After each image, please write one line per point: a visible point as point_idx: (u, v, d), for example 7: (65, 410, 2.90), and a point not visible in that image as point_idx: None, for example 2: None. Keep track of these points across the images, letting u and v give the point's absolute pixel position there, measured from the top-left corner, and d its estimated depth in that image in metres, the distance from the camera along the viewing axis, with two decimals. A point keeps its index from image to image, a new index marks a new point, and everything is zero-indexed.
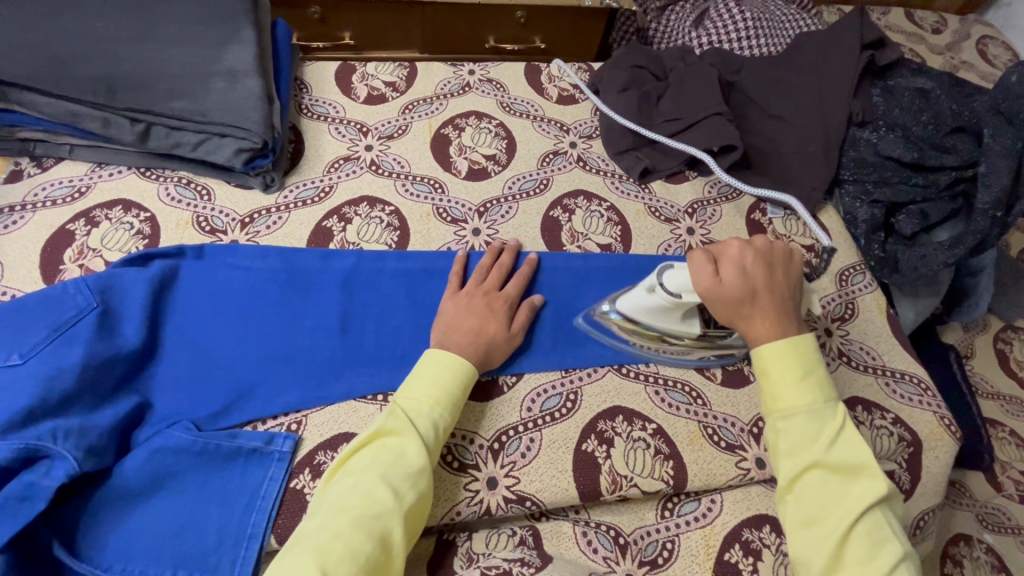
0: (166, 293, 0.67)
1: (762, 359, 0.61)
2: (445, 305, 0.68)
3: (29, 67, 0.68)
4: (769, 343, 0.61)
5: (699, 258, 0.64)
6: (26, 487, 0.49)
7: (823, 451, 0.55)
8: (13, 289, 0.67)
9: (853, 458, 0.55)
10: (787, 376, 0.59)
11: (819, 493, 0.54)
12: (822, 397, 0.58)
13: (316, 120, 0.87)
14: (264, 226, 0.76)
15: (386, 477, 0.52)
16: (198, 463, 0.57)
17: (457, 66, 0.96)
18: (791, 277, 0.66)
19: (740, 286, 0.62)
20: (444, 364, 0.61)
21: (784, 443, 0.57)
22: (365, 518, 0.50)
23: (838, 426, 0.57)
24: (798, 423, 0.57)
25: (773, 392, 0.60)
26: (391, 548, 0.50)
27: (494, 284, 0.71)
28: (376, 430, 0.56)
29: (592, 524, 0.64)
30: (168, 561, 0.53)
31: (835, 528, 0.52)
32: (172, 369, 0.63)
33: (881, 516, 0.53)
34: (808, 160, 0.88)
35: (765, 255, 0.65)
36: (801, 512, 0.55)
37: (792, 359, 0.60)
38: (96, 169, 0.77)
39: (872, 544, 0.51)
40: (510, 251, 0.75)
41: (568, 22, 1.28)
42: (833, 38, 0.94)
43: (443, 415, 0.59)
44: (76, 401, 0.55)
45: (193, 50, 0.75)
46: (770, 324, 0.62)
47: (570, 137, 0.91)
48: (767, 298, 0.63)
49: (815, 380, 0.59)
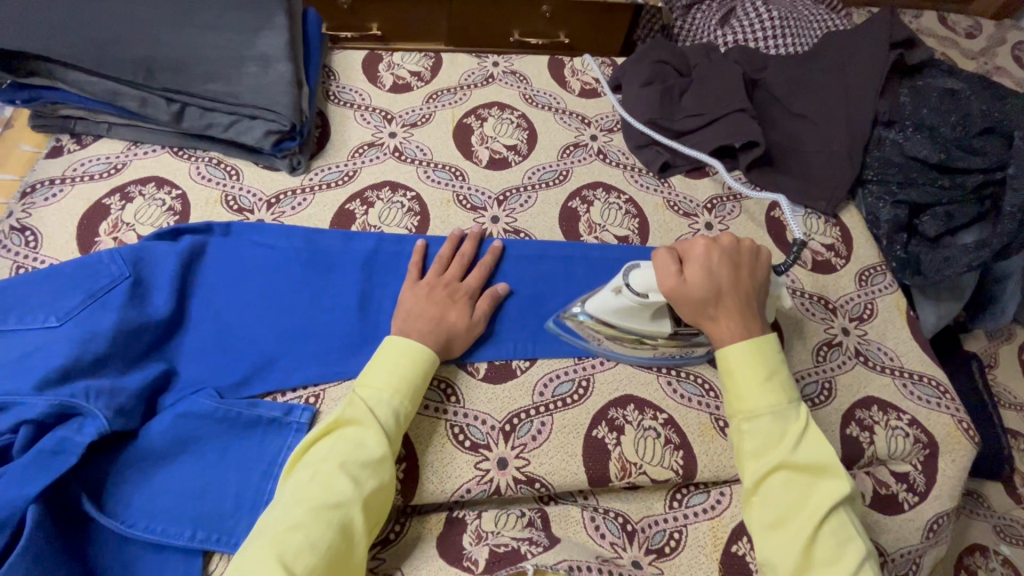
0: (194, 266, 0.69)
1: (728, 360, 0.60)
2: (404, 296, 0.68)
3: (72, 45, 0.71)
4: (734, 345, 0.60)
5: (663, 256, 0.62)
6: (59, 442, 0.52)
7: (788, 451, 0.55)
8: (52, 258, 0.70)
9: (817, 458, 0.55)
10: (753, 376, 0.59)
11: (785, 495, 0.54)
12: (786, 397, 0.58)
13: (342, 107, 0.89)
14: (290, 207, 0.78)
15: (344, 466, 0.53)
16: (219, 430, 0.59)
17: (481, 57, 0.97)
18: (759, 279, 0.64)
19: (706, 285, 0.60)
20: (398, 352, 0.61)
21: (750, 444, 0.57)
22: (323, 507, 0.50)
23: (802, 425, 0.57)
24: (763, 424, 0.56)
25: (738, 393, 0.59)
26: (353, 535, 0.51)
27: (452, 274, 0.70)
28: (333, 421, 0.56)
29: (601, 510, 0.64)
30: (187, 521, 0.55)
31: (801, 531, 0.52)
32: (198, 339, 0.65)
33: (844, 516, 0.53)
34: (832, 159, 0.87)
35: (731, 256, 0.63)
36: (768, 514, 0.54)
37: (757, 357, 0.59)
38: (132, 147, 0.80)
39: (837, 542, 0.51)
40: (472, 240, 0.75)
41: (592, 18, 1.28)
42: (862, 37, 0.93)
43: (403, 403, 0.59)
44: (107, 363, 0.58)
45: (228, 35, 0.78)
46: (736, 324, 0.61)
47: (591, 130, 0.92)
48: (731, 298, 0.61)
49: (777, 381, 0.59)
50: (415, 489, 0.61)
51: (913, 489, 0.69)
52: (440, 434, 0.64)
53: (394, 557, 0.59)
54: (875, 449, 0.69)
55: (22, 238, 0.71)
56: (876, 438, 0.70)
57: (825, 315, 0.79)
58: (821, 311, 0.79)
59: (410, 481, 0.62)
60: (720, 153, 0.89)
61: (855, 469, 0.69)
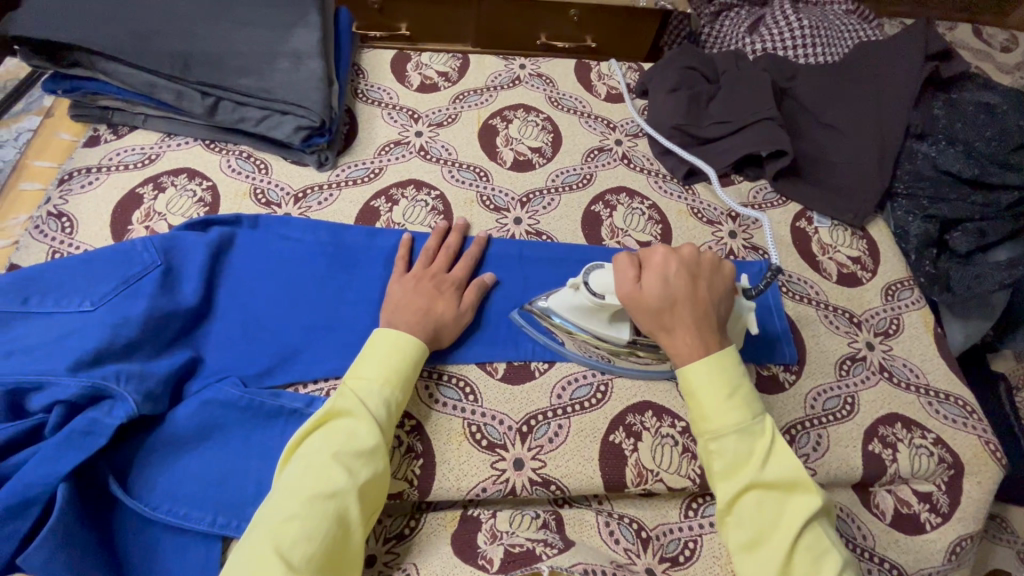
0: (222, 257, 0.70)
1: (687, 381, 0.58)
2: (391, 289, 0.68)
3: (112, 37, 0.73)
4: (692, 362, 0.59)
5: (623, 260, 0.62)
6: (90, 423, 0.53)
7: (757, 470, 0.54)
8: (87, 244, 0.72)
9: (786, 475, 0.54)
10: (713, 395, 0.57)
11: (757, 514, 0.53)
12: (749, 413, 0.56)
13: (370, 105, 0.90)
14: (316, 202, 0.79)
15: (337, 458, 0.53)
16: (242, 418, 0.60)
17: (508, 60, 0.98)
18: (718, 291, 0.62)
19: (661, 295, 0.59)
20: (396, 344, 0.61)
21: (718, 465, 0.56)
22: (317, 498, 0.50)
23: (767, 441, 0.55)
24: (728, 444, 0.55)
25: (701, 413, 0.57)
26: (349, 524, 0.51)
27: (440, 266, 0.71)
28: (325, 413, 0.55)
29: (615, 515, 0.64)
30: (209, 506, 0.56)
31: (778, 549, 0.51)
32: (224, 328, 0.66)
33: (820, 528, 0.53)
34: (861, 170, 0.86)
35: (689, 266, 0.62)
36: (742, 534, 0.53)
37: (714, 375, 0.57)
38: (165, 138, 0.81)
39: (814, 558, 0.51)
40: (457, 233, 0.76)
41: (620, 23, 1.28)
42: (896, 47, 0.91)
43: (394, 392, 0.59)
44: (136, 348, 0.59)
45: (263, 31, 0.79)
46: (691, 335, 0.59)
47: (616, 135, 0.91)
48: (687, 310, 0.60)
49: (741, 396, 0.57)
50: (431, 486, 0.62)
51: (936, 510, 0.67)
52: (457, 432, 0.65)
53: (409, 552, 0.59)
54: (898, 467, 0.68)
55: (59, 224, 0.73)
56: (899, 456, 0.68)
57: (849, 328, 0.77)
58: (845, 324, 0.78)
59: (426, 478, 0.62)
60: (746, 161, 0.88)
61: (875, 487, 0.68)
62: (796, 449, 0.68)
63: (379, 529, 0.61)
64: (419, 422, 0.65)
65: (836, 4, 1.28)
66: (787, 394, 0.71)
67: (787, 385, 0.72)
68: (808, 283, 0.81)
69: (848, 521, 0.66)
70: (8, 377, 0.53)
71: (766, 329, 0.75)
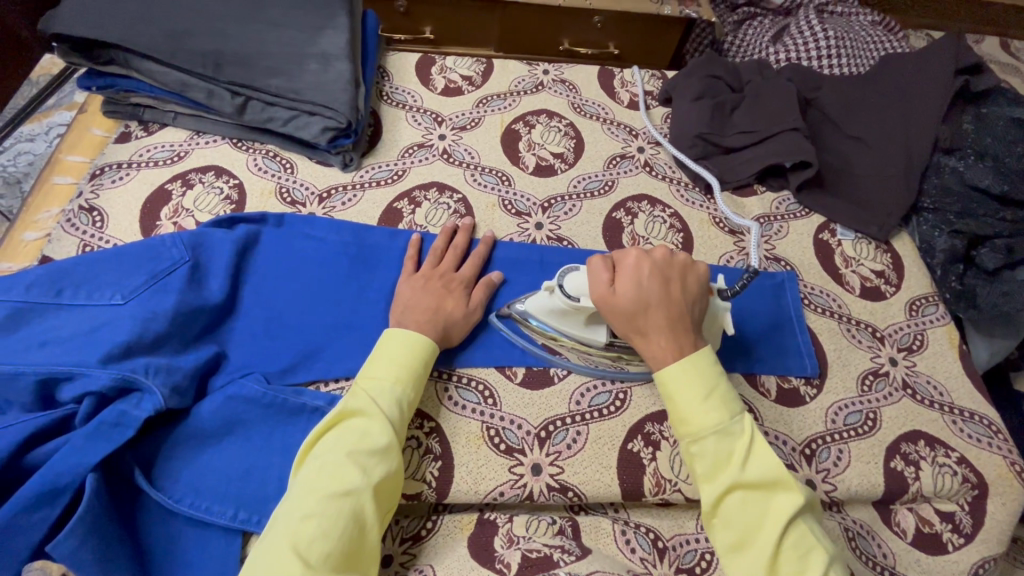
0: (248, 254, 0.71)
1: (665, 383, 0.58)
2: (401, 288, 0.69)
3: (147, 36, 0.74)
4: (669, 365, 0.59)
5: (597, 264, 0.62)
6: (120, 415, 0.54)
7: (737, 472, 0.53)
8: (116, 238, 0.74)
9: (767, 475, 0.53)
10: (690, 396, 0.57)
11: (742, 515, 0.53)
12: (727, 414, 0.56)
13: (395, 107, 0.90)
14: (340, 202, 0.80)
15: (352, 456, 0.53)
16: (265, 414, 0.61)
17: (532, 65, 0.98)
18: (692, 292, 0.62)
19: (633, 299, 0.59)
20: (404, 343, 0.62)
21: (700, 467, 0.55)
22: (334, 495, 0.50)
23: (747, 441, 0.55)
24: (708, 447, 0.55)
25: (680, 416, 0.57)
26: (364, 523, 0.51)
27: (448, 264, 0.72)
28: (339, 412, 0.56)
29: (631, 524, 0.64)
30: (231, 501, 0.56)
31: (764, 549, 0.51)
32: (249, 325, 0.67)
33: (805, 526, 0.52)
34: (886, 183, 0.85)
35: (662, 269, 0.62)
36: (729, 536, 0.53)
37: (691, 376, 0.57)
38: (194, 136, 0.83)
39: (799, 555, 0.51)
40: (464, 233, 0.76)
41: (643, 30, 1.29)
42: (925, 60, 0.91)
43: (405, 392, 0.59)
44: (165, 342, 0.60)
45: (293, 33, 0.81)
46: (666, 338, 0.59)
47: (638, 142, 0.91)
48: (660, 312, 0.60)
49: (717, 397, 0.57)
50: (449, 488, 0.62)
51: (958, 531, 0.66)
52: (476, 435, 0.65)
53: (426, 554, 0.59)
54: (920, 485, 0.67)
55: (89, 218, 0.75)
56: (921, 474, 0.67)
57: (872, 343, 0.77)
58: (867, 338, 0.77)
59: (445, 480, 0.62)
60: (769, 171, 0.88)
61: (896, 505, 0.67)
62: (817, 463, 0.67)
63: (396, 530, 0.61)
64: (438, 424, 0.65)
65: (862, 15, 1.26)
66: (808, 408, 0.71)
67: (808, 399, 0.71)
68: (830, 296, 0.80)
69: (868, 538, 0.65)
70: (41, 367, 0.54)
71: (784, 341, 0.75)
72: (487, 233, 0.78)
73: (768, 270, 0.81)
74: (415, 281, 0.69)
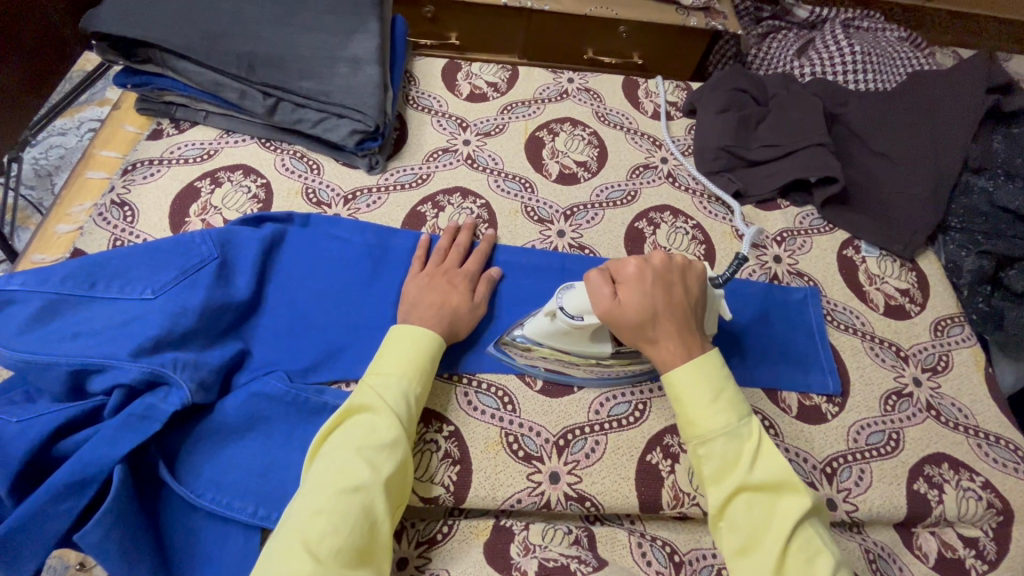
0: (274, 252, 0.72)
1: (673, 385, 0.58)
2: (409, 286, 0.69)
3: (184, 36, 0.76)
4: (676, 367, 0.59)
5: (596, 279, 0.60)
6: (148, 407, 0.55)
7: (745, 472, 0.53)
8: (146, 233, 0.75)
9: (774, 476, 0.53)
10: (699, 397, 0.57)
11: (749, 517, 0.52)
12: (736, 416, 0.56)
13: (420, 112, 0.91)
14: (365, 204, 0.80)
15: (360, 452, 0.53)
16: (287, 412, 0.61)
17: (557, 73, 0.99)
18: (694, 292, 0.62)
19: (640, 309, 0.58)
20: (410, 338, 0.62)
21: (708, 468, 0.55)
22: (343, 491, 0.50)
23: (755, 443, 0.55)
24: (717, 448, 0.55)
25: (688, 417, 0.57)
26: (376, 518, 0.51)
27: (452, 260, 0.72)
28: (345, 409, 0.56)
29: (648, 537, 0.63)
30: (250, 497, 0.56)
31: (770, 553, 0.50)
32: (273, 324, 0.68)
33: (811, 529, 0.52)
34: (912, 201, 0.84)
35: (663, 276, 0.61)
36: (735, 539, 0.53)
37: (700, 378, 0.57)
38: (224, 135, 0.84)
39: (806, 559, 0.50)
40: (467, 231, 0.77)
41: (668, 42, 1.29)
42: (955, 79, 0.90)
43: (411, 386, 0.59)
44: (193, 337, 0.61)
45: (325, 36, 0.82)
46: (677, 341, 0.59)
47: (662, 153, 0.91)
48: (667, 319, 0.59)
49: (726, 399, 0.57)
50: (466, 493, 0.62)
51: (982, 557, 0.65)
52: (494, 441, 0.65)
53: (440, 557, 0.59)
54: (944, 509, 0.66)
55: (121, 213, 0.76)
56: (945, 497, 0.66)
57: (895, 362, 0.76)
58: (891, 357, 0.76)
59: (462, 485, 0.62)
60: (793, 186, 0.87)
61: (919, 528, 0.66)
62: (838, 482, 0.66)
63: (412, 533, 0.61)
64: (457, 428, 0.65)
65: (888, 31, 1.29)
66: (830, 426, 0.70)
67: (830, 416, 0.70)
68: (853, 314, 0.79)
69: (889, 561, 0.64)
70: (73, 359, 0.55)
71: (805, 358, 0.74)
72: (489, 232, 0.79)
73: (790, 285, 0.80)
74: (429, 278, 0.69)
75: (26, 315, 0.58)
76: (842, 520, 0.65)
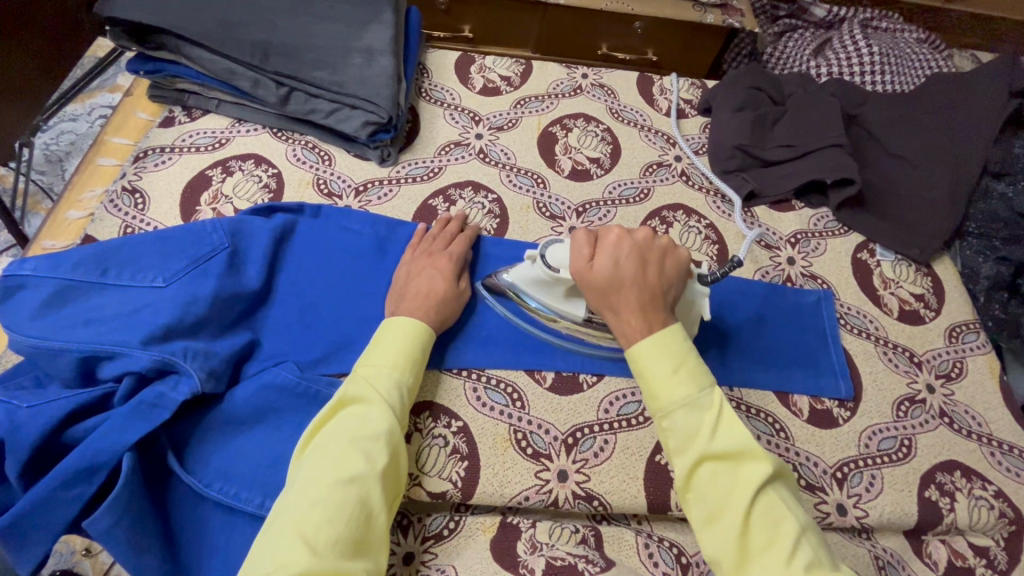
0: (284, 243, 0.72)
1: (635, 359, 0.57)
2: (400, 271, 0.70)
3: (198, 23, 0.75)
4: (638, 341, 0.57)
5: (580, 238, 0.61)
6: (158, 396, 0.55)
7: (705, 443, 0.52)
8: (156, 221, 0.75)
9: (736, 444, 0.51)
10: (659, 369, 0.55)
11: (713, 486, 0.51)
12: (695, 386, 0.54)
13: (434, 105, 0.90)
14: (376, 196, 0.80)
15: (354, 444, 0.52)
16: (297, 404, 0.61)
17: (571, 68, 0.98)
18: (669, 275, 0.61)
19: (609, 274, 0.59)
20: (403, 330, 0.61)
21: (672, 441, 0.54)
22: (339, 483, 0.50)
23: (715, 413, 0.53)
24: (678, 420, 0.53)
25: (650, 391, 0.55)
26: (371, 509, 0.50)
27: (438, 243, 0.72)
28: (339, 400, 0.55)
29: (655, 537, 0.63)
30: (258, 489, 0.56)
31: (734, 521, 0.49)
32: (283, 315, 0.68)
33: (774, 495, 0.50)
34: (929, 206, 0.83)
35: (640, 249, 0.60)
36: (702, 509, 0.51)
37: (659, 351, 0.56)
38: (236, 124, 0.84)
39: (770, 525, 0.49)
40: (459, 224, 0.75)
41: (683, 39, 1.28)
42: (976, 83, 0.89)
43: (404, 376, 0.59)
44: (203, 327, 0.61)
45: (338, 26, 0.81)
46: (639, 317, 0.58)
47: (676, 151, 0.90)
48: (634, 291, 0.58)
49: (687, 369, 0.55)
50: (474, 489, 0.61)
51: (993, 566, 0.64)
52: (503, 437, 0.65)
53: (446, 553, 0.59)
54: (955, 517, 0.65)
55: (132, 200, 0.76)
56: (956, 505, 0.66)
57: (909, 368, 0.75)
58: (905, 363, 0.75)
59: (471, 482, 0.62)
60: (808, 188, 0.86)
61: (929, 535, 0.66)
62: (848, 487, 0.65)
63: (418, 527, 0.60)
64: (466, 424, 0.65)
65: (907, 32, 1.28)
66: (842, 430, 0.69)
67: (841, 421, 0.70)
68: (867, 318, 0.78)
69: (898, 568, 0.63)
70: (85, 345, 0.55)
71: (817, 361, 0.73)
72: (473, 225, 0.77)
73: (804, 287, 0.79)
74: (420, 263, 0.69)
75: (38, 301, 0.58)
76: (852, 525, 0.64)
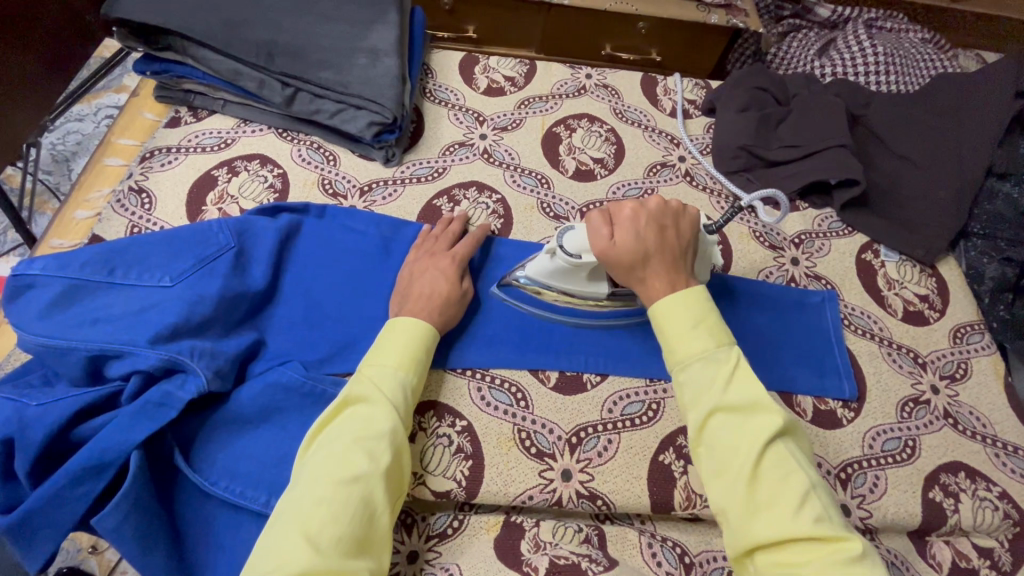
0: (289, 242, 0.72)
1: (655, 316, 0.58)
2: (403, 270, 0.70)
3: (204, 24, 0.76)
4: (659, 300, 0.59)
5: (596, 219, 0.61)
6: (164, 395, 0.55)
7: (720, 394, 0.52)
8: (162, 221, 0.75)
9: (750, 397, 0.52)
10: (679, 323, 0.56)
11: (725, 438, 0.51)
12: (714, 341, 0.55)
13: (438, 105, 0.91)
14: (380, 196, 0.80)
15: (357, 444, 0.52)
16: (301, 404, 0.61)
17: (575, 68, 0.98)
18: (686, 234, 0.63)
19: (634, 247, 0.59)
20: (406, 331, 0.61)
21: (687, 394, 0.54)
22: (342, 482, 0.50)
23: (732, 366, 0.54)
24: (693, 373, 0.54)
25: (670, 345, 0.57)
26: (374, 507, 0.51)
27: (441, 243, 0.72)
28: (342, 401, 0.55)
29: (658, 537, 0.63)
30: (263, 488, 0.56)
31: (742, 471, 0.49)
32: (287, 315, 0.68)
33: (784, 449, 0.50)
34: (934, 207, 0.83)
35: (657, 217, 0.61)
36: (711, 461, 0.51)
37: (682, 306, 0.57)
38: (241, 125, 0.84)
39: (779, 477, 0.49)
40: (462, 224, 0.76)
41: (687, 39, 1.28)
42: (981, 83, 0.89)
43: (408, 376, 0.59)
44: (209, 326, 0.61)
45: (343, 27, 0.81)
46: (667, 280, 0.59)
47: (680, 152, 0.90)
48: (659, 259, 0.59)
49: (707, 326, 0.56)
50: (477, 489, 0.62)
51: (996, 567, 0.65)
52: (507, 437, 0.65)
53: (450, 551, 0.59)
54: (959, 518, 0.65)
55: (138, 200, 0.76)
56: (961, 506, 0.66)
57: (913, 369, 0.75)
58: (909, 364, 0.75)
59: (475, 481, 0.62)
60: (812, 188, 0.86)
61: (933, 536, 0.66)
62: (852, 488, 0.65)
63: (422, 526, 0.61)
64: (470, 424, 0.65)
65: (912, 32, 1.28)
66: (845, 431, 0.69)
67: (845, 422, 0.70)
68: (871, 318, 0.78)
69: (902, 568, 0.63)
70: (93, 344, 0.56)
71: (821, 361, 0.73)
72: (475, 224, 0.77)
73: (808, 288, 0.79)
74: (424, 263, 0.70)
75: (46, 300, 0.58)
76: (856, 526, 0.64)
